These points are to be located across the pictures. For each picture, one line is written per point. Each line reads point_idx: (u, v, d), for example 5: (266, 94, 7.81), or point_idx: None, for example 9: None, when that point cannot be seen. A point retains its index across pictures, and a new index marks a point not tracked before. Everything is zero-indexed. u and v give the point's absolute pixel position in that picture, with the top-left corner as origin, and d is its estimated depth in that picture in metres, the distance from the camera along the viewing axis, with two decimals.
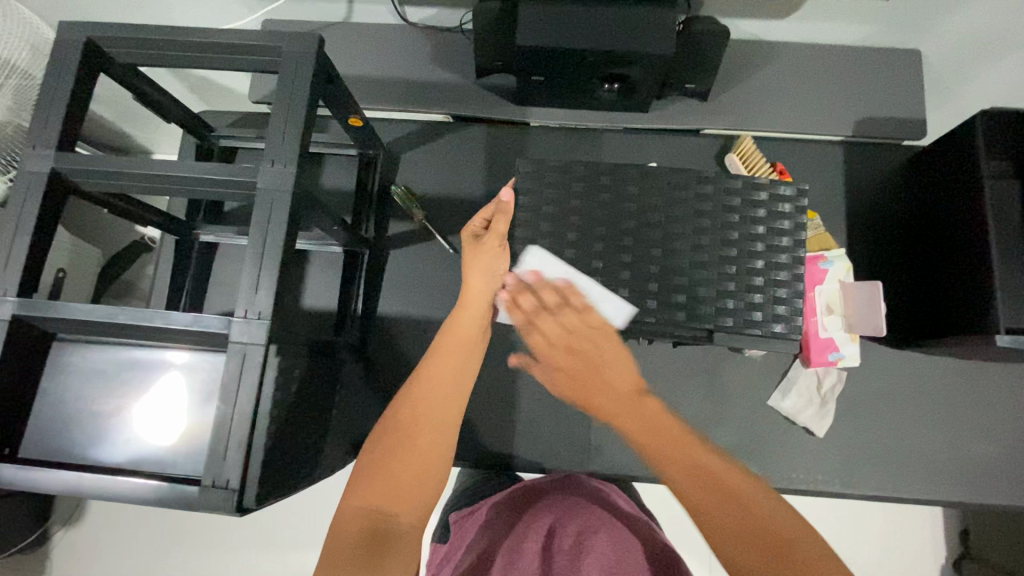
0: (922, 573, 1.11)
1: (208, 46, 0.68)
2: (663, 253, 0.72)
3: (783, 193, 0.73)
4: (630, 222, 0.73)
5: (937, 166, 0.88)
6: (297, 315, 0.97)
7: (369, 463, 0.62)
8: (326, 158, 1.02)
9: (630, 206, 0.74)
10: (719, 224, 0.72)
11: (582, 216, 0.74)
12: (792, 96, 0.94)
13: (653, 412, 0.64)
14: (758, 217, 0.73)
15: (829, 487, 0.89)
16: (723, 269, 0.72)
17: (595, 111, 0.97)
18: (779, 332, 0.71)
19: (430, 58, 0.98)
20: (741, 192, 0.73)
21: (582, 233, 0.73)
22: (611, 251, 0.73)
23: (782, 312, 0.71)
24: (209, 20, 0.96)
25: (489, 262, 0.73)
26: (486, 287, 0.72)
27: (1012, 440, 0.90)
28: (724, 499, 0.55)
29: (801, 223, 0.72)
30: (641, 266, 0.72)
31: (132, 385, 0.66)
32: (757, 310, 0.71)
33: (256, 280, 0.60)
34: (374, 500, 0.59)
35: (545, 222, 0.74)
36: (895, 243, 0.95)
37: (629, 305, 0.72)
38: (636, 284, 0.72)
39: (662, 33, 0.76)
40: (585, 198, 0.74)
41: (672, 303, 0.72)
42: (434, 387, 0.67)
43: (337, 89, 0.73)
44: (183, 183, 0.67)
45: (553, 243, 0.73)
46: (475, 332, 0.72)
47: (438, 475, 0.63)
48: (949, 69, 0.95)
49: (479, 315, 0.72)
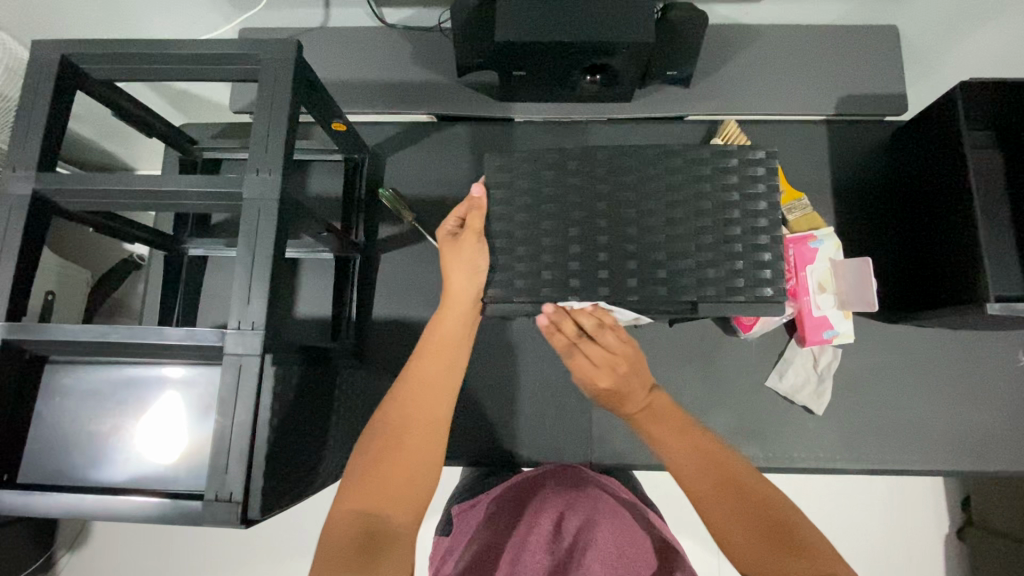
0: (926, 543, 1.13)
1: (185, 57, 0.67)
2: (640, 230, 0.72)
3: (750, 157, 0.73)
4: (604, 203, 0.73)
5: (917, 139, 0.89)
6: (291, 324, 0.96)
7: (359, 464, 0.62)
8: (311, 165, 1.01)
9: (602, 187, 0.74)
10: (693, 195, 0.73)
11: (557, 202, 0.74)
12: (773, 77, 0.95)
13: (666, 409, 0.70)
14: (729, 184, 0.73)
15: (831, 463, 0.90)
16: (701, 239, 0.72)
17: (579, 103, 0.97)
18: (764, 295, 0.70)
19: (411, 58, 0.97)
20: (710, 161, 0.73)
21: (557, 219, 0.73)
22: (587, 234, 0.73)
23: (765, 275, 0.70)
24: (185, 32, 0.95)
25: (471, 259, 0.71)
26: (467, 287, 0.71)
27: (1008, 406, 0.91)
28: (725, 484, 0.61)
29: (773, 184, 0.73)
30: (619, 246, 0.72)
31: (128, 404, 0.66)
32: (739, 276, 0.71)
33: (247, 291, 0.60)
34: (366, 502, 0.59)
35: (520, 213, 0.74)
36: (883, 218, 0.96)
37: (611, 285, 0.71)
38: (615, 265, 0.72)
39: (640, 21, 0.77)
40: (558, 184, 0.74)
41: (653, 279, 0.71)
42: (422, 387, 0.67)
43: (317, 93, 0.72)
44: (168, 197, 0.66)
45: (531, 234, 0.73)
46: (460, 334, 0.72)
47: (428, 472, 0.63)
48: (927, 42, 0.95)
49: (464, 314, 0.72)
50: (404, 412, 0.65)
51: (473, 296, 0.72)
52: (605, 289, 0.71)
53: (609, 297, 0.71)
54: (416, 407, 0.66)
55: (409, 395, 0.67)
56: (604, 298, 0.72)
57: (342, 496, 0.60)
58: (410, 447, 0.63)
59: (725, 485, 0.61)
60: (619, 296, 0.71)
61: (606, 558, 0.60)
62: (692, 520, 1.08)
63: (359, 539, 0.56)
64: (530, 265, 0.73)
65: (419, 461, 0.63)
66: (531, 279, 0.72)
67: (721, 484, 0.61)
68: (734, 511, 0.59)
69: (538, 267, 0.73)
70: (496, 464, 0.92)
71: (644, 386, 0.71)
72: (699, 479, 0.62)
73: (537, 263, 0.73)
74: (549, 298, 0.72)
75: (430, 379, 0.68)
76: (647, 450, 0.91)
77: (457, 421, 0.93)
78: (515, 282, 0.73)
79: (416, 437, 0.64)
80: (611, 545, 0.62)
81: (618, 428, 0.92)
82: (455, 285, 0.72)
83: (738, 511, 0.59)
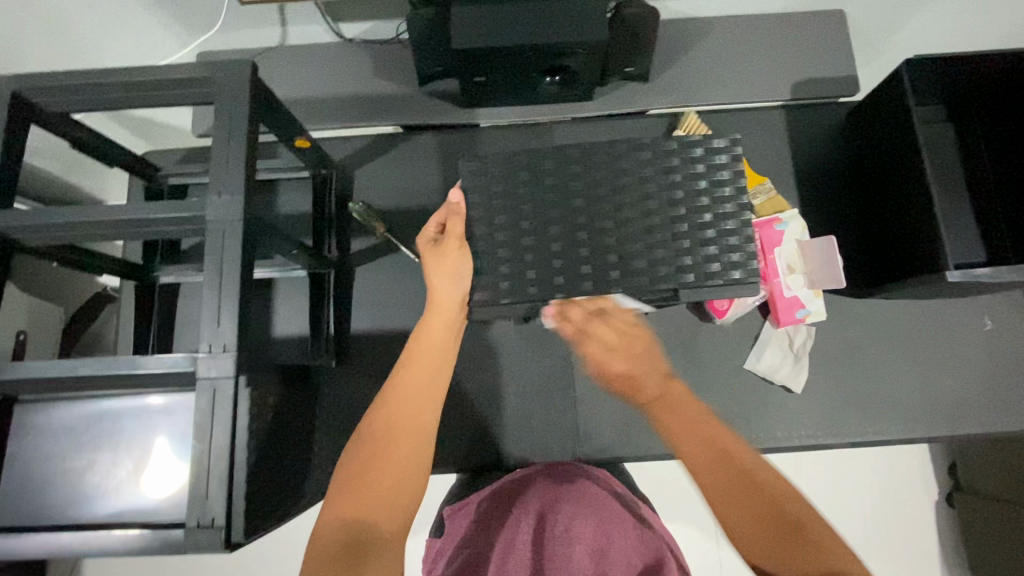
0: (916, 511, 1.15)
1: (138, 84, 0.67)
2: (617, 224, 0.74)
3: (717, 145, 0.75)
4: (580, 200, 0.74)
5: (869, 119, 0.92)
6: (269, 344, 0.96)
7: (344, 475, 0.62)
8: (279, 183, 1.01)
9: (577, 185, 0.75)
10: (664, 186, 0.74)
11: (534, 203, 0.75)
12: (730, 66, 0.97)
13: (680, 397, 0.69)
14: (698, 173, 0.74)
15: (813, 440, 0.91)
16: (675, 228, 0.73)
17: (541, 105, 0.98)
18: (738, 278, 0.72)
19: (373, 71, 0.98)
20: (677, 152, 0.75)
21: (536, 219, 0.74)
22: (567, 231, 0.74)
23: (737, 259, 0.72)
24: (142, 58, 0.94)
25: (454, 264, 0.73)
26: (451, 290, 0.72)
27: (979, 369, 0.93)
28: (749, 488, 0.60)
29: (739, 171, 0.75)
30: (598, 241, 0.73)
31: (105, 437, 0.65)
32: (714, 261, 0.72)
33: (218, 314, 0.59)
34: (358, 511, 0.59)
35: (498, 216, 0.75)
36: (848, 195, 0.98)
37: (594, 280, 0.73)
38: (596, 260, 0.73)
39: (593, 21, 0.78)
40: (532, 185, 0.75)
41: (633, 271, 0.72)
42: (408, 394, 0.66)
43: (276, 111, 0.72)
44: (129, 226, 0.66)
45: (511, 236, 0.74)
46: (445, 338, 0.71)
47: (419, 478, 0.63)
48: (875, 24, 0.98)
49: (447, 318, 0.72)
50: (393, 420, 0.65)
51: (457, 300, 0.72)
52: (589, 284, 0.72)
53: (592, 290, 0.72)
54: (406, 415, 0.65)
55: (398, 401, 0.66)
56: (577, 291, 0.73)
57: (329, 509, 0.60)
58: (403, 454, 0.63)
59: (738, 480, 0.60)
60: (591, 288, 0.72)
61: (590, 550, 0.61)
62: (685, 506, 1.09)
63: (347, 547, 0.57)
64: (501, 265, 0.74)
65: (412, 474, 0.63)
66: (516, 281, 0.73)
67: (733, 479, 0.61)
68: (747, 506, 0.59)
69: (511, 267, 0.74)
70: (485, 467, 0.92)
71: (657, 373, 0.71)
72: (720, 479, 0.61)
73: (519, 265, 0.74)
74: (520, 298, 0.73)
75: (418, 386, 0.67)
76: (633, 442, 0.92)
77: (444, 429, 0.93)
78: (487, 284, 0.73)
79: (403, 438, 0.64)
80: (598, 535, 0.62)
81: (604, 422, 0.93)
82: (438, 290, 0.72)
83: (752, 508, 0.59)
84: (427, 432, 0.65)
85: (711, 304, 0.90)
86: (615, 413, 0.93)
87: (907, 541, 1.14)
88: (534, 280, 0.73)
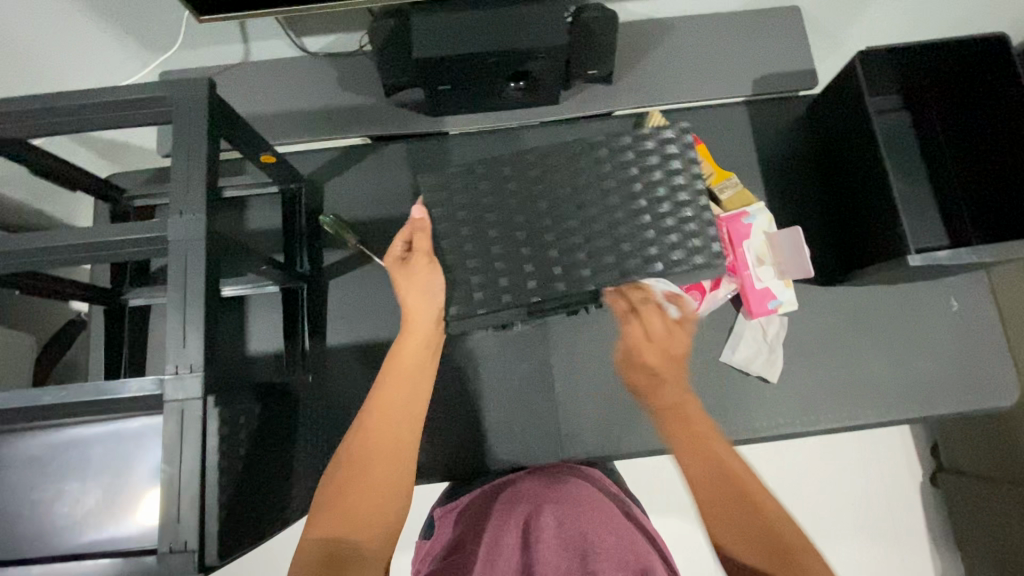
0: (902, 493, 1.17)
1: (92, 107, 0.66)
2: (582, 223, 0.74)
3: (669, 136, 0.76)
4: (543, 202, 0.75)
5: (827, 110, 0.94)
6: (245, 363, 0.95)
7: (326, 495, 0.62)
8: (249, 200, 1.00)
9: (538, 188, 0.76)
10: (623, 181, 0.75)
11: (498, 210, 0.75)
12: (691, 65, 0.98)
13: (695, 415, 0.72)
14: (654, 165, 0.76)
15: (794, 428, 0.93)
16: (638, 221, 0.74)
17: (508, 110, 0.99)
18: (704, 262, 0.72)
19: (337, 84, 0.97)
20: (630, 146, 0.76)
21: (502, 226, 0.75)
22: (534, 236, 0.74)
23: (700, 244, 0.73)
24: (104, 79, 0.93)
25: (426, 282, 0.74)
26: (424, 307, 0.74)
27: (950, 349, 0.95)
28: (740, 504, 0.62)
29: (690, 158, 0.76)
30: (565, 242, 0.74)
31: (74, 466, 0.63)
32: (679, 248, 0.73)
33: (183, 333, 0.59)
34: (339, 528, 0.59)
35: (464, 226, 0.75)
36: (812, 184, 1.00)
37: (566, 281, 0.73)
38: (566, 260, 0.74)
39: (552, 25, 0.79)
40: (494, 194, 0.76)
41: (603, 266, 0.73)
42: (386, 410, 0.67)
43: (238, 127, 0.71)
44: (89, 250, 0.65)
45: (478, 245, 0.74)
46: (422, 354, 0.73)
47: (402, 490, 0.64)
48: (829, 19, 1.01)
49: (424, 334, 0.74)
50: (374, 436, 0.65)
51: (431, 316, 0.74)
52: (561, 285, 0.73)
53: (566, 291, 0.73)
54: (385, 430, 0.66)
55: (378, 417, 0.66)
56: (543, 293, 0.73)
57: (312, 528, 0.60)
58: (387, 465, 0.64)
59: (739, 505, 0.62)
60: (564, 289, 0.73)
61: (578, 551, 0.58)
62: (676, 502, 1.10)
63: (328, 564, 0.57)
64: (472, 275, 0.74)
65: (394, 486, 0.63)
66: (489, 290, 0.73)
67: (733, 501, 0.62)
68: (740, 527, 0.61)
69: (482, 276, 0.73)
70: (469, 475, 0.91)
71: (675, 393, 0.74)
72: (716, 495, 0.63)
73: (491, 273, 0.74)
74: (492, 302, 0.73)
75: (397, 401, 0.68)
76: (615, 440, 0.92)
77: (427, 439, 0.93)
78: (461, 296, 0.73)
79: (383, 452, 0.64)
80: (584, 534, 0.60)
81: (586, 422, 0.93)
82: (412, 307, 0.74)
83: (744, 526, 0.61)
84: (409, 444, 0.66)
85: None
86: (597, 412, 0.93)
87: (897, 523, 1.16)
88: (507, 287, 0.73)
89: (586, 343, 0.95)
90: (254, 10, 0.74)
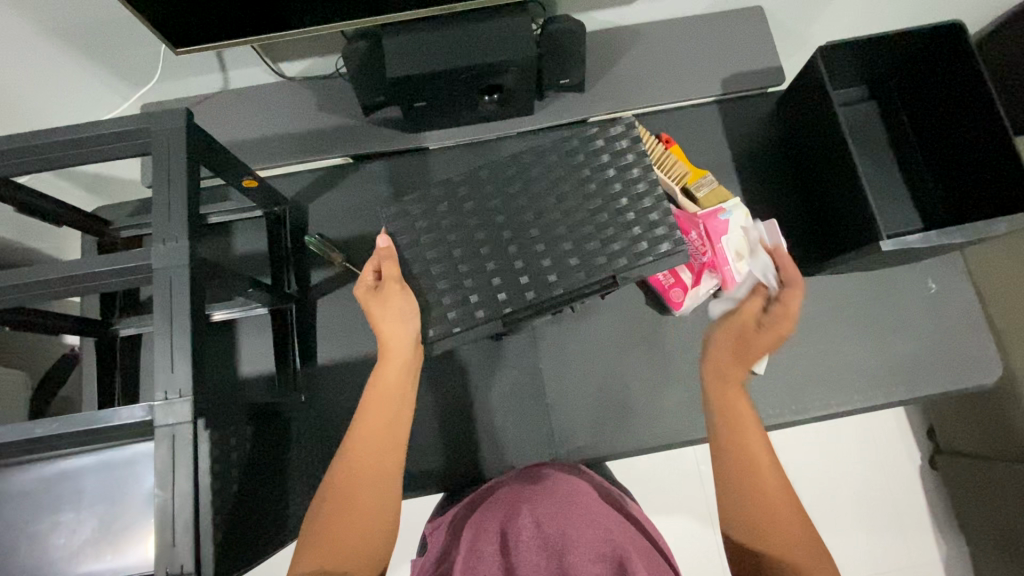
0: (901, 476, 1.18)
1: (71, 142, 0.67)
2: (542, 230, 0.79)
3: (619, 132, 0.81)
4: (503, 216, 0.80)
5: (793, 106, 0.96)
6: (236, 385, 0.95)
7: (315, 525, 0.62)
8: (234, 225, 1.02)
9: (496, 202, 0.80)
10: (577, 183, 0.80)
11: (458, 229, 0.80)
12: (661, 68, 1.01)
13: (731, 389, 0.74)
14: (606, 165, 0.80)
15: (783, 417, 0.94)
16: (597, 220, 0.79)
17: (484, 122, 1.01)
18: (666, 251, 0.77)
19: (316, 106, 0.99)
20: (582, 149, 0.81)
21: (467, 244, 0.79)
22: (497, 249, 0.79)
23: (660, 234, 0.77)
24: (85, 113, 0.95)
25: (402, 307, 0.75)
26: (402, 335, 0.74)
27: (931, 331, 0.97)
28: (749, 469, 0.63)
29: (642, 153, 0.80)
30: (529, 251, 0.79)
31: (69, 496, 0.64)
32: (641, 241, 0.77)
33: (171, 359, 0.59)
34: (324, 560, 0.59)
35: (429, 249, 0.79)
36: (784, 178, 1.03)
37: (535, 289, 0.78)
38: (532, 268, 0.78)
39: (519, 39, 0.82)
40: (454, 215, 0.80)
41: (569, 268, 0.78)
42: (366, 439, 0.68)
43: (217, 153, 0.73)
44: (75, 282, 0.66)
45: (446, 266, 0.78)
46: (402, 384, 0.73)
47: (388, 511, 0.65)
48: (792, 16, 1.03)
49: (404, 362, 0.74)
50: (358, 460, 0.66)
51: (411, 341, 0.74)
52: (530, 293, 0.77)
53: (536, 298, 0.77)
54: (369, 456, 0.67)
55: (359, 440, 0.68)
56: (523, 300, 0.77)
57: (300, 559, 0.60)
58: (373, 486, 0.65)
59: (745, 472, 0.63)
60: (535, 296, 0.77)
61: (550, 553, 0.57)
62: (675, 497, 1.12)
63: None
64: (444, 296, 0.78)
65: (381, 506, 0.64)
66: (462, 308, 0.78)
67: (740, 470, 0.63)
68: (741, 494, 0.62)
69: (453, 296, 0.78)
70: (467, 484, 0.92)
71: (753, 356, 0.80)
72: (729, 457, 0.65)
73: (461, 291, 0.78)
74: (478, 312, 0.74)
75: (376, 432, 0.68)
76: (609, 440, 0.93)
77: (423, 451, 0.93)
78: (437, 318, 0.77)
79: (366, 479, 0.65)
80: (557, 536, 0.59)
81: (578, 424, 0.94)
82: (389, 335, 0.74)
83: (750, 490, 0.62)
84: (391, 467, 0.67)
85: (668, 298, 0.94)
86: (589, 414, 0.94)
87: (899, 506, 1.17)
88: (479, 303, 0.78)
89: (574, 346, 0.97)
90: (232, 40, 0.76)
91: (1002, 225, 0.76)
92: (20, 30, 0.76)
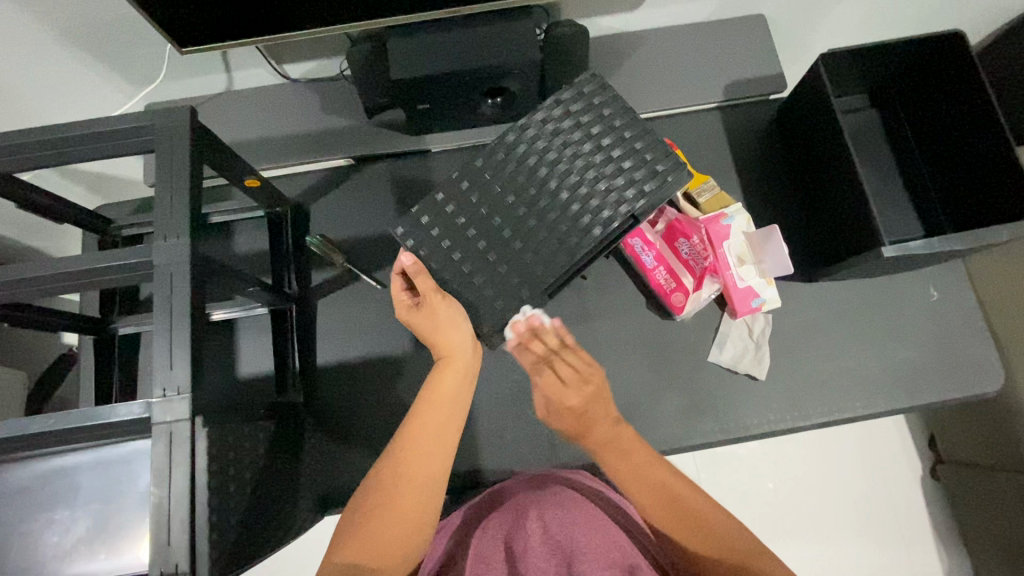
0: (901, 484, 1.18)
1: (71, 140, 0.67)
2: (547, 198, 0.80)
3: (580, 86, 0.82)
4: (511, 196, 0.81)
5: (795, 112, 0.96)
6: (234, 386, 0.95)
7: (354, 519, 0.63)
8: (235, 225, 1.02)
9: (499, 185, 0.81)
10: (563, 146, 0.81)
11: (476, 224, 0.81)
12: (663, 75, 1.01)
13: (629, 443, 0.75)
14: (577, 121, 0.81)
15: (783, 423, 0.93)
16: (592, 173, 0.79)
17: (485, 127, 1.02)
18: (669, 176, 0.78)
19: (319, 108, 1.00)
20: (550, 112, 0.81)
21: (487, 233, 0.80)
22: (518, 230, 0.80)
23: (654, 163, 0.79)
24: (88, 111, 0.95)
25: (450, 315, 0.75)
26: (457, 338, 0.75)
27: (933, 338, 0.97)
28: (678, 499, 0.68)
29: (609, 100, 0.82)
30: (546, 222, 0.80)
31: (68, 493, 0.64)
32: (638, 174, 0.79)
33: (170, 357, 0.59)
34: (360, 555, 0.59)
35: (455, 251, 0.80)
36: (785, 185, 1.03)
37: (567, 254, 0.79)
38: (554, 235, 0.79)
39: (526, 42, 0.83)
40: (468, 209, 0.81)
41: (587, 225, 0.79)
42: (414, 442, 0.68)
43: (221, 153, 0.73)
44: (76, 279, 0.65)
45: (476, 263, 0.80)
46: (459, 389, 0.73)
47: (433, 507, 0.66)
48: (794, 24, 1.04)
49: (459, 368, 0.74)
50: (402, 461, 0.66)
51: (468, 344, 0.75)
52: (561, 260, 0.79)
53: (570, 261, 0.79)
54: (415, 455, 0.67)
55: (410, 441, 0.68)
56: (559, 274, 0.79)
57: (335, 552, 0.61)
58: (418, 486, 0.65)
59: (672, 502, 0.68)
60: (569, 262, 0.79)
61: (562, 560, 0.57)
62: None
63: None
64: (464, 296, 0.79)
65: (427, 503, 0.65)
66: (506, 296, 0.79)
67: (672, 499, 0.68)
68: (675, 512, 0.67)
69: (494, 287, 0.79)
70: (466, 488, 0.91)
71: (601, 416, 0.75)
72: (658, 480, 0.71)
73: (499, 282, 0.79)
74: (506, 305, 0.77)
75: (429, 429, 0.69)
76: None
77: None
78: (486, 311, 0.79)
79: (413, 480, 0.65)
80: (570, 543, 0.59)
81: None
82: (444, 343, 0.75)
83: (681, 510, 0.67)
84: (443, 469, 0.68)
85: (669, 302, 0.93)
86: None
87: (899, 514, 1.16)
88: (522, 283, 0.79)
89: None
90: (236, 40, 0.77)
91: (1005, 232, 0.76)
92: (34, 29, 0.77)
